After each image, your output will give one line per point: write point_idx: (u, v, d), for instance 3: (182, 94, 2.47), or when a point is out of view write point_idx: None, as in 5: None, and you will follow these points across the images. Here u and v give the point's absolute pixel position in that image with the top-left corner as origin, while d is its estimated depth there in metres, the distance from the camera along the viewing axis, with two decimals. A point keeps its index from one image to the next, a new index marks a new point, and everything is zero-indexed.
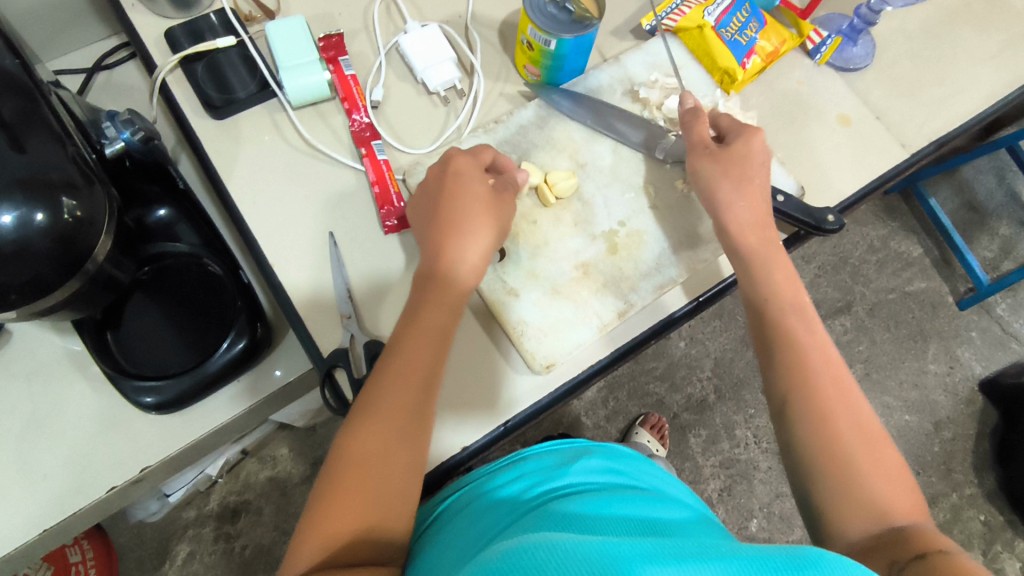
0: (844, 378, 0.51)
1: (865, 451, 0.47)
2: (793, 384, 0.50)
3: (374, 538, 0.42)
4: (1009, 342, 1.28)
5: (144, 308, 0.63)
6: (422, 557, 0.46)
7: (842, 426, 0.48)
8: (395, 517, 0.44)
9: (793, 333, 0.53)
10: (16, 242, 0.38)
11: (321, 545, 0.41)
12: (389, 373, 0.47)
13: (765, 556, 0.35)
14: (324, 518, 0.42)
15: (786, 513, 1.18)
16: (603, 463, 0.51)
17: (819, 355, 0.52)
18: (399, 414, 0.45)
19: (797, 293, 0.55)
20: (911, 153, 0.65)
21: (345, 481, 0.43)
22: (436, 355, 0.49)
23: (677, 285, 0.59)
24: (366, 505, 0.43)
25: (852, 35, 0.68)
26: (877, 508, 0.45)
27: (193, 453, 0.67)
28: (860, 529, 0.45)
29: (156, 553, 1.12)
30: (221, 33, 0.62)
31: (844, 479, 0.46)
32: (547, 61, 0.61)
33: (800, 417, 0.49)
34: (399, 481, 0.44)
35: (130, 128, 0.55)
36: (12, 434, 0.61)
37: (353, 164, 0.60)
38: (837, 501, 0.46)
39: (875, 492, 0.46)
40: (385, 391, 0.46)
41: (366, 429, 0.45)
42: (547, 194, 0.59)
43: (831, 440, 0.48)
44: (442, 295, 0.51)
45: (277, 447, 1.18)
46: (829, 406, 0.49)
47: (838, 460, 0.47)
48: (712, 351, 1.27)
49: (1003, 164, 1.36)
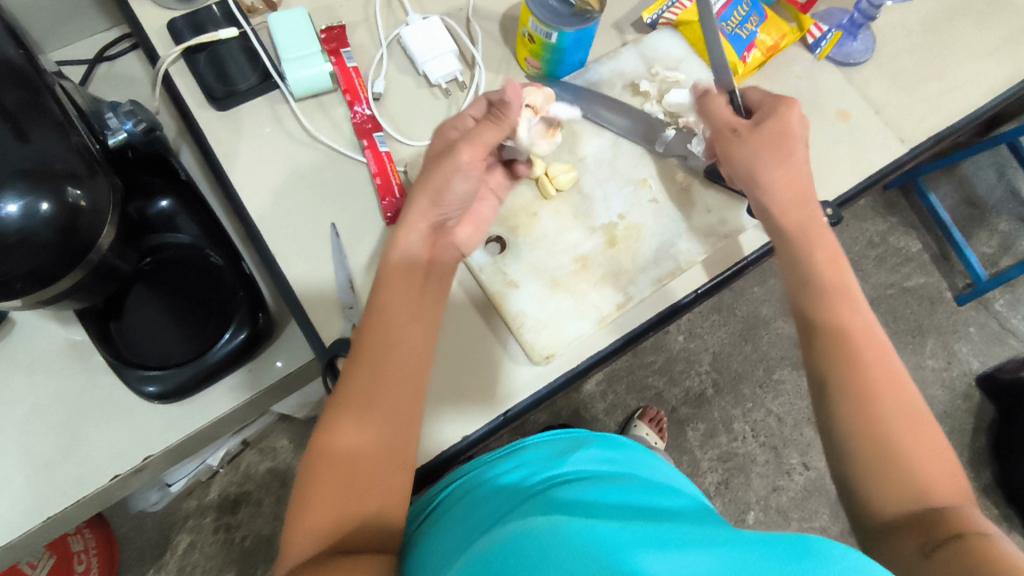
0: (890, 359, 0.50)
1: (906, 432, 0.47)
2: (833, 362, 0.50)
3: (366, 524, 0.42)
4: (1006, 338, 1.28)
5: (145, 299, 0.63)
6: (427, 544, 0.46)
7: (886, 404, 0.48)
8: (387, 501, 0.44)
9: (837, 313, 0.52)
10: (20, 232, 0.38)
11: (312, 534, 0.41)
12: (363, 361, 0.47)
13: (767, 545, 0.35)
14: (311, 508, 0.42)
15: (783, 506, 1.19)
16: (602, 453, 0.52)
17: (865, 335, 0.51)
18: (373, 403, 0.45)
19: (842, 272, 0.55)
20: (910, 148, 0.65)
21: (327, 472, 0.43)
22: (408, 339, 0.48)
23: (695, 265, 0.60)
24: (352, 493, 0.43)
25: (852, 30, 0.68)
26: (916, 488, 0.45)
27: (195, 444, 0.68)
28: (897, 507, 0.45)
29: (157, 543, 1.13)
30: (223, 26, 0.61)
31: (886, 457, 0.46)
32: (548, 54, 0.61)
33: (838, 394, 0.49)
34: (385, 465, 0.44)
35: (132, 119, 0.56)
36: (16, 424, 0.62)
37: (354, 156, 0.61)
38: (877, 481, 0.46)
39: (917, 472, 0.45)
40: (361, 380, 0.46)
41: (348, 418, 0.45)
42: (548, 186, 0.60)
43: (871, 419, 0.47)
44: (415, 278, 0.50)
45: (276, 439, 1.19)
46: (873, 384, 0.48)
47: (878, 439, 0.47)
48: (711, 345, 1.28)
49: (1004, 161, 1.36)
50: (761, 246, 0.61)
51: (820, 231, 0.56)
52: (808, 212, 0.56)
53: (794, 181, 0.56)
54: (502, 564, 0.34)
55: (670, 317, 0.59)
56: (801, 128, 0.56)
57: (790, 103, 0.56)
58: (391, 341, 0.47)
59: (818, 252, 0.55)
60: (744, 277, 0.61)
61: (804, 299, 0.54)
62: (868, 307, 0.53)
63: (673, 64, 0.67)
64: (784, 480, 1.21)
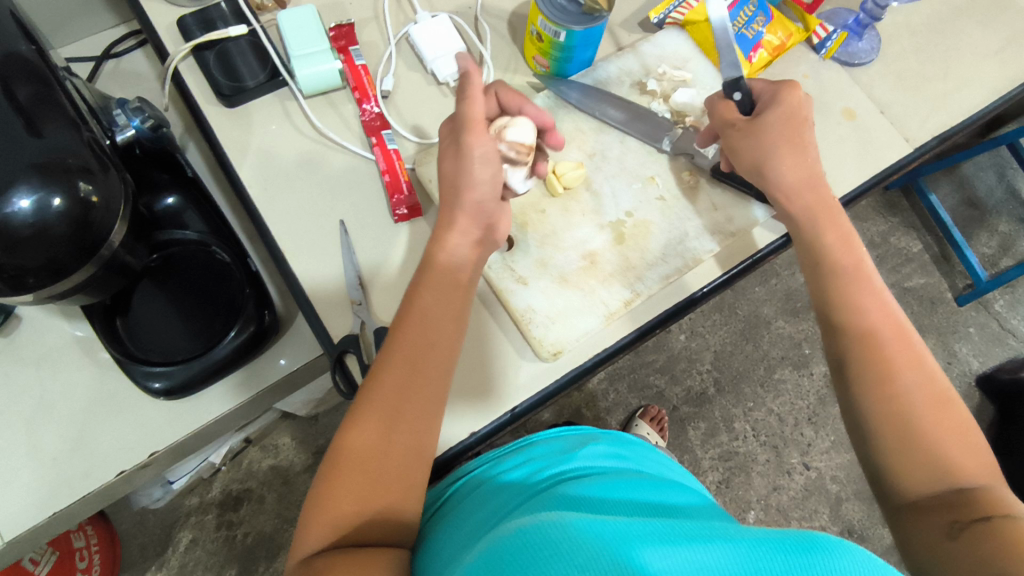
0: (910, 336, 0.51)
1: (930, 410, 0.47)
2: (852, 344, 0.51)
3: (385, 521, 0.43)
4: (1006, 339, 1.29)
5: (151, 295, 0.64)
6: (441, 537, 0.47)
7: (907, 384, 0.48)
8: (406, 496, 0.44)
9: (853, 293, 0.53)
10: (34, 226, 0.39)
11: (331, 525, 0.42)
12: (394, 356, 0.47)
13: (778, 539, 0.35)
14: (331, 499, 0.43)
15: (783, 505, 1.20)
16: (609, 449, 0.52)
17: (882, 314, 0.52)
18: (401, 398, 0.46)
19: (858, 253, 0.55)
20: (914, 147, 0.65)
21: (351, 465, 0.44)
22: (435, 337, 0.49)
23: (710, 257, 0.60)
24: (374, 485, 0.43)
25: (857, 30, 0.68)
26: (942, 467, 0.46)
27: (199, 440, 0.68)
28: (922, 487, 0.46)
29: (159, 540, 1.13)
30: (232, 22, 0.62)
31: (911, 437, 0.47)
32: (556, 53, 0.61)
33: (860, 374, 0.50)
34: (408, 460, 0.45)
35: (140, 116, 0.56)
36: (23, 418, 0.62)
37: (363, 153, 0.61)
38: (901, 462, 0.47)
39: (941, 450, 0.46)
40: (390, 377, 0.46)
41: (373, 410, 0.45)
42: (556, 183, 0.60)
43: (893, 397, 0.48)
44: (434, 283, 0.51)
45: (278, 436, 1.19)
46: (894, 362, 0.49)
47: (901, 420, 0.47)
48: (712, 344, 1.28)
49: (1003, 162, 1.37)
50: (774, 242, 0.62)
51: (830, 215, 0.56)
52: (805, 210, 0.56)
53: (799, 181, 0.56)
54: (509, 556, 0.35)
55: (683, 309, 0.60)
56: (806, 108, 0.57)
57: (792, 85, 0.56)
58: (420, 342, 0.48)
59: (819, 244, 0.56)
60: (754, 272, 0.62)
61: (821, 281, 0.55)
62: (883, 285, 0.54)
63: (680, 63, 0.67)
64: (785, 479, 1.21)
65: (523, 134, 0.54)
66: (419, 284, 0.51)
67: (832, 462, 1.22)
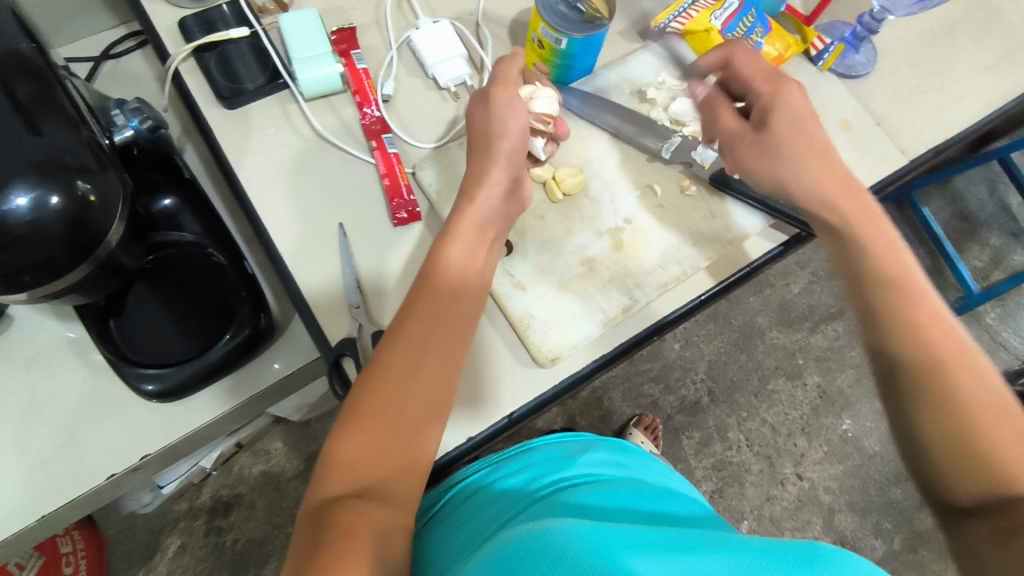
0: (962, 337, 0.50)
1: (985, 415, 0.47)
2: (903, 350, 0.50)
3: (390, 489, 0.44)
4: (997, 351, 1.30)
5: (145, 297, 0.63)
6: (455, 543, 0.48)
7: (966, 398, 0.47)
8: (417, 463, 0.46)
9: (899, 291, 0.52)
10: (30, 224, 0.38)
11: (342, 478, 0.43)
12: (409, 328, 0.48)
13: (781, 549, 0.37)
14: (342, 452, 0.44)
15: (776, 516, 1.19)
16: (610, 456, 0.54)
17: (932, 313, 0.51)
18: (411, 368, 0.47)
19: (906, 263, 0.53)
20: (910, 159, 0.66)
21: (367, 421, 0.45)
22: (446, 318, 0.50)
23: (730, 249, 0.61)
24: (385, 449, 0.45)
25: (854, 43, 0.70)
26: (997, 476, 0.45)
27: (192, 444, 0.68)
28: (973, 495, 0.46)
29: (146, 546, 1.12)
30: (233, 25, 0.62)
31: (966, 446, 0.46)
32: (557, 60, 0.62)
33: (909, 383, 0.49)
34: (420, 429, 0.46)
35: (138, 117, 0.56)
36: (12, 420, 0.61)
37: (364, 157, 0.61)
38: (954, 472, 0.47)
39: (998, 461, 0.46)
40: (407, 345, 0.48)
41: (385, 377, 0.47)
42: (556, 189, 0.60)
43: (946, 403, 0.47)
44: (434, 286, 0.50)
45: (270, 442, 1.19)
46: (945, 368, 0.48)
47: (953, 429, 0.47)
48: (706, 353, 1.28)
49: (995, 176, 1.38)
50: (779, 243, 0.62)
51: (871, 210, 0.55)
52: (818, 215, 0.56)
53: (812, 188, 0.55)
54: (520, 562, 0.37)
55: (681, 316, 0.60)
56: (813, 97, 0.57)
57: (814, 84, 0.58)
58: (436, 317, 0.49)
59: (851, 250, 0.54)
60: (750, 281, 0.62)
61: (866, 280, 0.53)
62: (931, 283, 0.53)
63: (680, 71, 0.68)
64: (778, 489, 1.21)
65: (548, 105, 0.56)
66: (423, 287, 0.50)
67: (825, 473, 1.22)
